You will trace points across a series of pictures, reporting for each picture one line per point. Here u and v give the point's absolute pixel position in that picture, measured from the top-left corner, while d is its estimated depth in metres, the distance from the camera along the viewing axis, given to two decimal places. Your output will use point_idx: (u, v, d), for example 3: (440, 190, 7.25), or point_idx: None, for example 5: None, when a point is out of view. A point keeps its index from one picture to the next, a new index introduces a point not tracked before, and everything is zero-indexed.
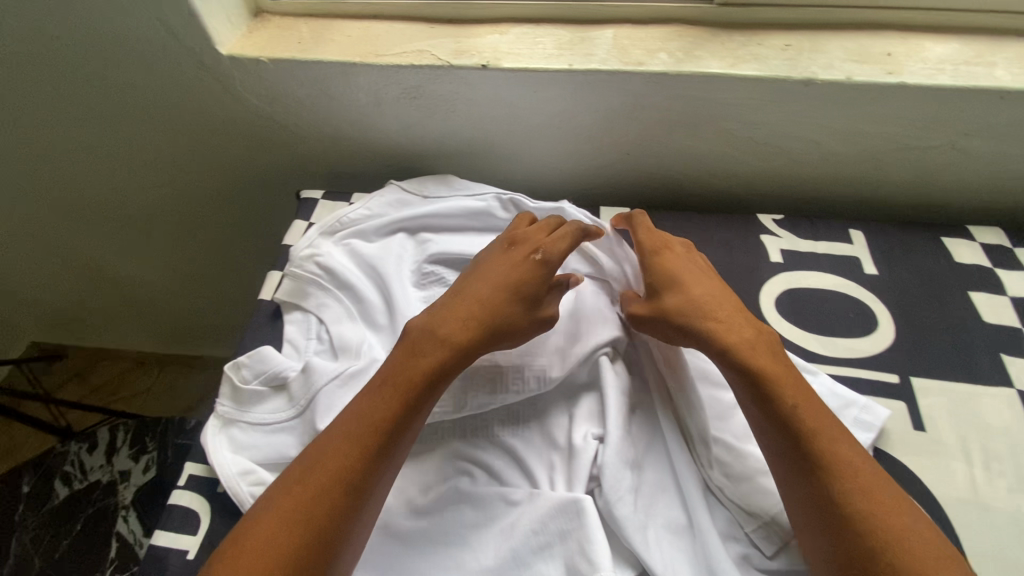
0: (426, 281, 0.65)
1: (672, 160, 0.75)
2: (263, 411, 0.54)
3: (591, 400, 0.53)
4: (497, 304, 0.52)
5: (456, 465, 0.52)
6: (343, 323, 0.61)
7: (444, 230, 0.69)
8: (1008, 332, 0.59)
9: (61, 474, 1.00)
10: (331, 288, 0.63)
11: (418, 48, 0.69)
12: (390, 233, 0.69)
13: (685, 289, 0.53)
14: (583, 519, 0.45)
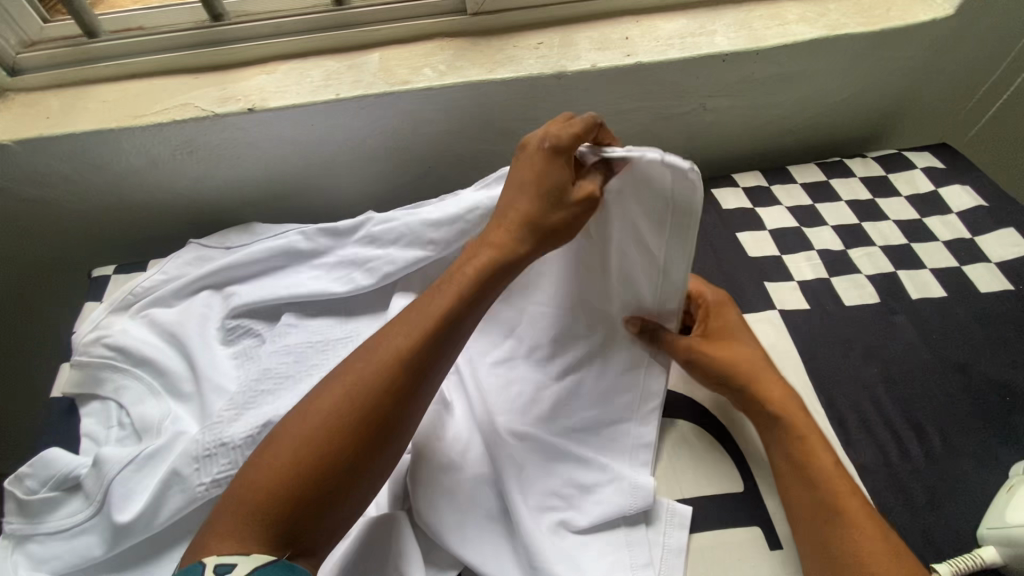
0: (234, 336, 0.63)
1: (473, 165, 0.78)
2: (59, 517, 0.51)
3: None
4: (534, 208, 0.46)
5: None
6: (144, 401, 0.58)
7: (251, 278, 0.67)
8: (769, 261, 0.68)
9: None
10: (128, 367, 0.60)
11: (180, 102, 0.66)
12: (192, 293, 0.66)
13: (724, 346, 0.56)
14: (398, 536, 0.47)
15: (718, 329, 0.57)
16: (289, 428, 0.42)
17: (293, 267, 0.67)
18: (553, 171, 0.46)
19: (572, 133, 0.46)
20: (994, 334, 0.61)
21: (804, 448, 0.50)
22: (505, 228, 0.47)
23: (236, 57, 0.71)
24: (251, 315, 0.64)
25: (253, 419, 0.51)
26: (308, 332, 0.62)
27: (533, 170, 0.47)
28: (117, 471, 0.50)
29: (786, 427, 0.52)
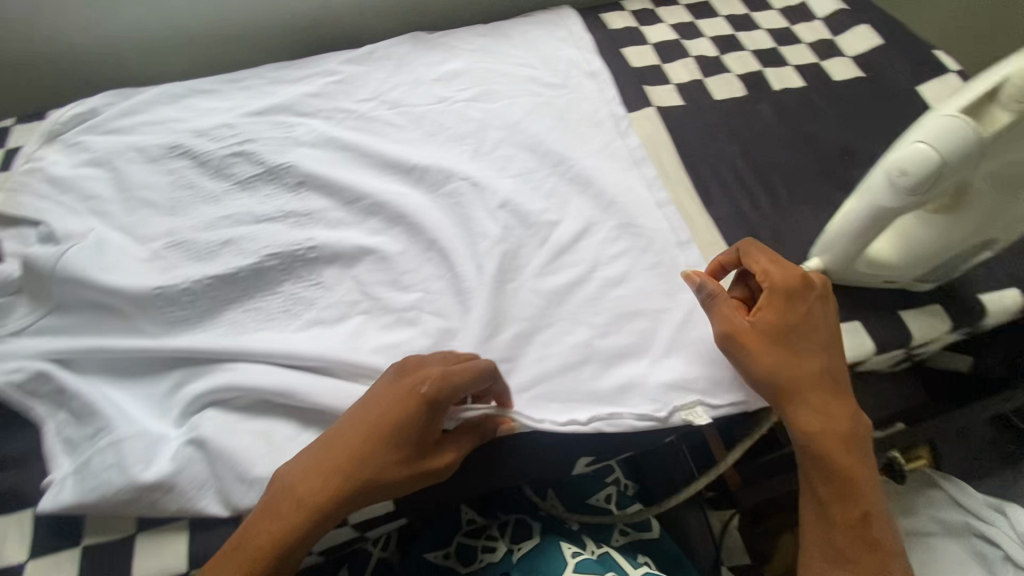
0: (173, 155, 0.65)
1: (367, 5, 0.79)
2: (17, 317, 0.54)
3: (333, 209, 0.62)
4: (352, 480, 0.43)
5: (230, 267, 0.56)
6: (69, 219, 0.60)
7: (176, 110, 0.69)
8: (651, 68, 0.73)
9: None
10: (50, 195, 0.62)
11: None
12: (118, 122, 0.68)
13: (816, 328, 0.49)
14: (322, 271, 0.58)
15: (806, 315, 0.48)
16: None
17: (218, 111, 0.69)
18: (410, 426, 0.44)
19: (452, 388, 0.43)
20: (842, 114, 0.68)
21: (831, 471, 0.48)
22: (327, 470, 0.43)
23: None
24: (176, 144, 0.66)
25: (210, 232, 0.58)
26: (251, 158, 0.65)
27: (377, 411, 0.44)
28: (57, 258, 0.53)
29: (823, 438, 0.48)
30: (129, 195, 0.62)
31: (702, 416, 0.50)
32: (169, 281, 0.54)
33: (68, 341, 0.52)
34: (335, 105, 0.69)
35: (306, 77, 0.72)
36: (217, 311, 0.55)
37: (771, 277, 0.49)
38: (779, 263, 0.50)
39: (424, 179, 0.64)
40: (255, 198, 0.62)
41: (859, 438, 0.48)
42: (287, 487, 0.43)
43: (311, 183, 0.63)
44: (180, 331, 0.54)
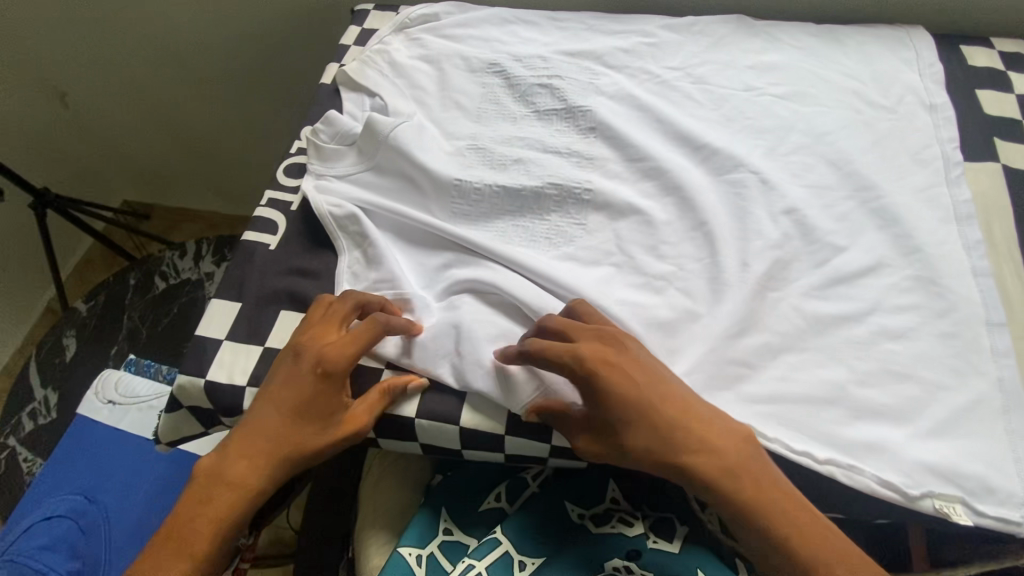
0: (487, 70, 0.71)
1: None
2: (344, 165, 0.64)
3: (614, 162, 0.63)
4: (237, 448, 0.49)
5: (513, 187, 0.60)
6: (398, 100, 0.69)
7: (499, 30, 0.75)
8: (1009, 121, 0.63)
9: (159, 272, 1.09)
10: (386, 75, 0.72)
11: None
12: (451, 28, 0.76)
13: (664, 392, 0.46)
14: (588, 215, 0.60)
15: (628, 387, 0.46)
16: (238, 458, 0.49)
17: (536, 42, 0.73)
18: (250, 411, 0.50)
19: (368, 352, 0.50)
20: None
21: (755, 526, 0.44)
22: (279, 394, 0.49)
23: None
24: (495, 60, 0.72)
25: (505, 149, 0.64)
26: (553, 92, 0.68)
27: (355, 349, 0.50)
28: (390, 130, 0.62)
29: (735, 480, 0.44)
30: (446, 95, 0.70)
31: (964, 517, 0.45)
32: (466, 178, 0.61)
33: (377, 200, 0.61)
34: (642, 65, 0.70)
35: (621, 32, 0.73)
36: (492, 217, 0.60)
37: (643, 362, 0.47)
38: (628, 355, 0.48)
39: (711, 159, 0.62)
40: (547, 129, 0.66)
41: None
42: (216, 470, 0.49)
43: (601, 131, 0.65)
44: (460, 224, 0.60)
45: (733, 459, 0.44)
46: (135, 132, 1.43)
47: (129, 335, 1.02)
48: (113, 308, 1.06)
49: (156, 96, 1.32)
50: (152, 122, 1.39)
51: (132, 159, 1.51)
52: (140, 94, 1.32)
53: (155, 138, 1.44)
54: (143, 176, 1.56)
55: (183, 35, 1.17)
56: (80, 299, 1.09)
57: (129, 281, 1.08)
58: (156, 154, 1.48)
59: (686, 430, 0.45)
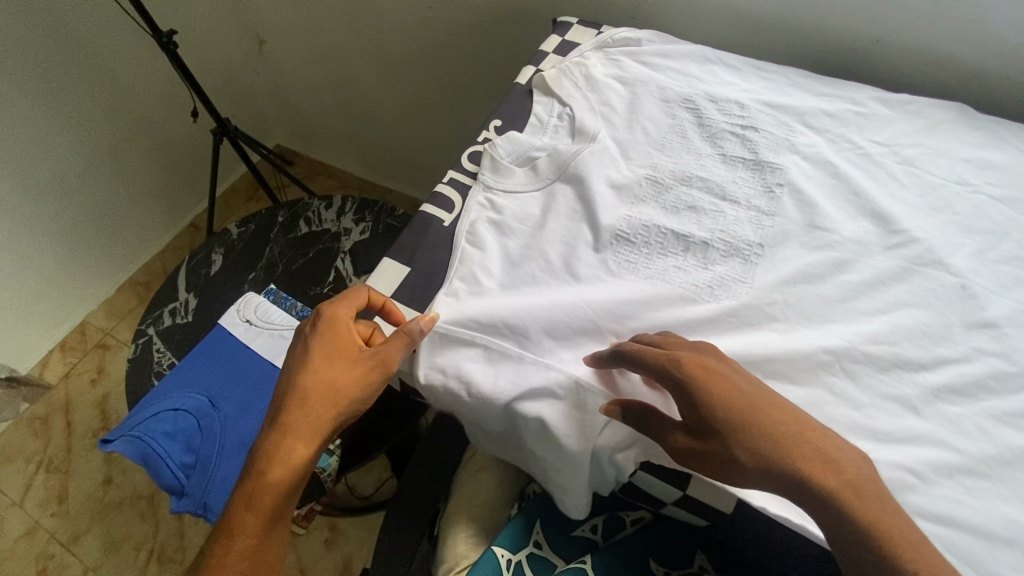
0: (681, 105, 0.71)
1: (919, 55, 0.74)
2: (516, 181, 0.65)
3: (799, 229, 0.59)
4: (264, 477, 0.50)
5: (681, 232, 0.59)
6: (587, 114, 0.70)
7: (698, 66, 0.75)
8: None
9: (304, 218, 1.18)
10: (580, 87, 0.74)
11: None
12: (649, 57, 0.77)
13: (764, 411, 0.44)
14: (755, 277, 0.56)
15: (732, 395, 0.44)
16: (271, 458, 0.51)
17: (735, 87, 0.72)
18: (265, 444, 0.51)
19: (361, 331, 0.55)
20: None
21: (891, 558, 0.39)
22: (305, 387, 0.52)
23: None
24: (690, 97, 0.71)
25: (679, 196, 0.63)
26: (745, 145, 0.66)
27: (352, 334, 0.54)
28: (575, 154, 0.65)
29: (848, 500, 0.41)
30: (632, 118, 0.70)
31: None
32: (635, 215, 0.61)
33: (540, 215, 0.62)
34: (844, 132, 0.67)
35: (826, 95, 0.71)
36: (654, 253, 0.59)
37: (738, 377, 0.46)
38: (722, 370, 0.46)
39: (913, 245, 0.57)
40: (730, 175, 0.64)
41: None
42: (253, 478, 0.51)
43: (789, 191, 0.62)
44: (619, 254, 0.59)
45: (842, 472, 0.42)
46: (315, 97, 1.60)
47: (267, 267, 1.11)
48: (259, 238, 1.16)
49: (342, 71, 1.46)
50: (330, 91, 1.54)
51: (306, 118, 1.70)
52: (328, 65, 1.47)
53: (329, 106, 1.60)
54: (310, 132, 1.75)
55: (382, 27, 1.28)
56: (232, 223, 1.20)
57: (278, 219, 1.18)
58: (325, 116, 1.65)
59: (797, 443, 0.43)
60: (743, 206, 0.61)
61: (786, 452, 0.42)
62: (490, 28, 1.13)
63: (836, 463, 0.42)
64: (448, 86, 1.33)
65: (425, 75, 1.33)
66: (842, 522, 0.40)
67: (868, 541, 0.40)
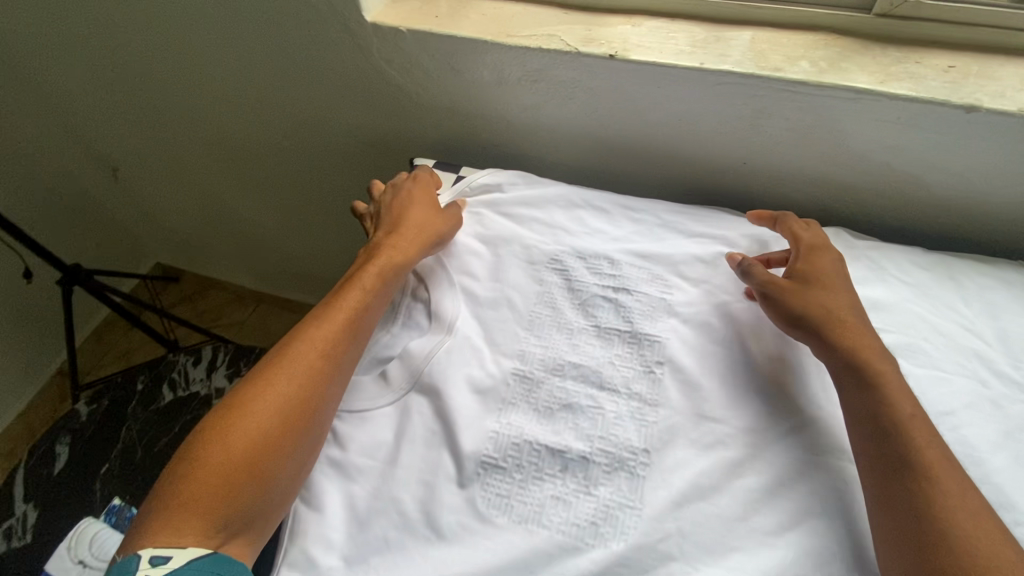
0: (549, 266, 0.64)
1: (788, 176, 0.71)
2: (362, 398, 0.56)
3: (686, 427, 0.52)
4: (240, 425, 0.48)
5: (556, 445, 0.51)
6: (444, 292, 0.62)
7: (566, 212, 0.69)
8: None
9: (168, 380, 1.04)
10: (437, 253, 0.66)
11: (548, 33, 0.69)
12: (513, 205, 0.70)
13: (847, 303, 0.54)
14: (641, 498, 0.49)
15: (828, 275, 0.56)
16: (288, 354, 0.52)
17: (604, 236, 0.66)
18: (273, 358, 0.52)
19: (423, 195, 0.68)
20: None
21: (897, 426, 0.46)
22: (343, 289, 0.59)
23: (607, 4, 0.71)
24: (558, 255, 0.65)
25: (555, 393, 0.55)
26: (619, 313, 0.60)
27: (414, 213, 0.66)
28: (429, 360, 0.56)
29: (900, 422, 0.46)
30: (496, 288, 0.63)
31: None
32: (504, 430, 0.52)
33: (393, 440, 0.53)
34: (723, 280, 0.62)
35: (700, 235, 0.66)
36: (528, 479, 0.50)
37: (829, 274, 0.57)
38: (834, 264, 0.57)
39: (803, 425, 0.52)
40: (606, 354, 0.57)
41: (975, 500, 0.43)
42: (238, 407, 0.49)
43: (670, 371, 0.56)
44: (488, 487, 0.49)
45: (901, 395, 0.48)
46: (186, 219, 1.45)
47: (123, 452, 0.95)
48: (113, 416, 0.99)
49: (209, 195, 1.32)
50: (201, 212, 1.40)
51: (183, 238, 1.54)
52: (192, 190, 1.33)
53: (204, 227, 1.45)
54: (191, 251, 1.58)
55: (238, 156, 1.15)
56: (81, 399, 1.02)
57: (136, 386, 1.03)
58: (203, 236, 1.49)
59: (861, 335, 0.52)
60: (623, 399, 0.54)
61: (846, 322, 0.53)
62: (350, 157, 1.02)
63: (882, 357, 0.50)
64: (324, 209, 1.22)
65: (298, 198, 1.22)
66: (867, 397, 0.48)
67: (897, 412, 0.47)
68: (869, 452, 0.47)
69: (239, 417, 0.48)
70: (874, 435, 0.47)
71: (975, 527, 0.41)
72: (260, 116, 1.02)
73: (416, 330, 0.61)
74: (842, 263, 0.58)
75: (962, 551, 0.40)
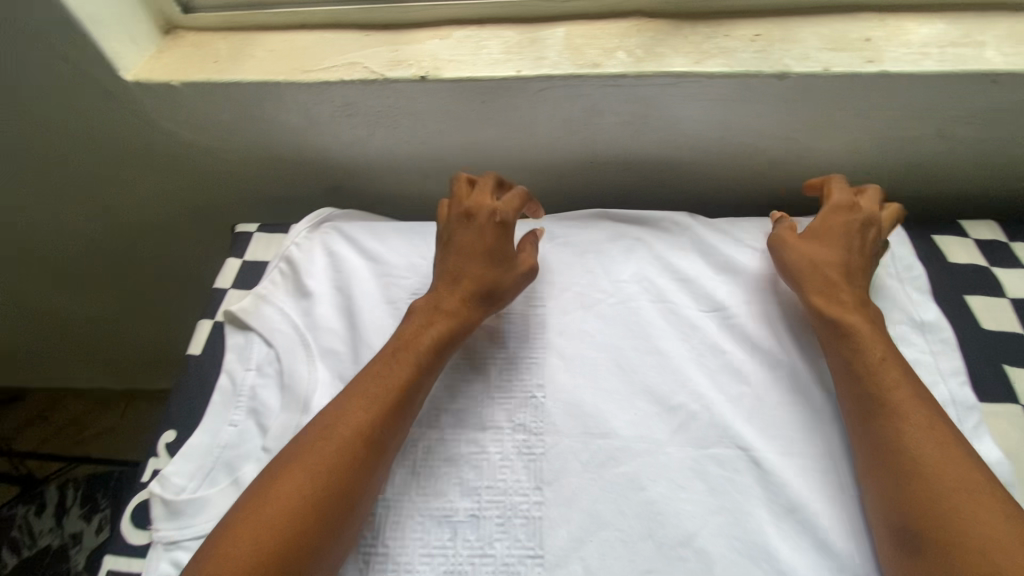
0: (413, 302, 0.58)
1: (637, 165, 0.69)
2: (208, 518, 0.47)
3: (575, 451, 0.49)
4: (271, 508, 0.42)
5: (442, 508, 0.47)
6: (297, 357, 0.55)
7: (420, 240, 0.63)
8: (1011, 338, 0.56)
9: (9, 542, 0.87)
10: (288, 310, 0.58)
11: (350, 61, 0.61)
12: (360, 242, 0.63)
13: (840, 273, 0.55)
14: (539, 543, 0.45)
15: (859, 242, 0.56)
16: (332, 423, 0.46)
17: None
18: (315, 426, 0.47)
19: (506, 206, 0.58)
20: None
21: (902, 396, 0.47)
22: (419, 338, 0.52)
23: (410, 18, 0.64)
24: (420, 289, 0.59)
25: (434, 446, 0.50)
26: (490, 338, 0.56)
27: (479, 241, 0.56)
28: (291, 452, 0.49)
29: (882, 382, 0.48)
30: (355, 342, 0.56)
31: None
32: (382, 506, 0.47)
33: None
34: (589, 284, 0.60)
35: (559, 248, 0.64)
36: (414, 560, 0.45)
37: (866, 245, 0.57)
38: (885, 229, 0.58)
39: (687, 418, 0.51)
40: (482, 389, 0.53)
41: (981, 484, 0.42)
42: (274, 479, 0.43)
43: (550, 392, 0.53)
44: None
45: (883, 356, 0.49)
46: None
47: None
48: None
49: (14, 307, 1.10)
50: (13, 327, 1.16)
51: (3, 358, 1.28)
52: None
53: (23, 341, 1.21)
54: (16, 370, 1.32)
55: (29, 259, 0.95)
56: None
57: None
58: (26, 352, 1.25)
59: (850, 307, 0.53)
60: (507, 437, 0.50)
61: (847, 292, 0.54)
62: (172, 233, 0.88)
63: (876, 330, 0.51)
64: (162, 292, 1.05)
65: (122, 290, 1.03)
66: (870, 376, 0.48)
67: (884, 389, 0.47)
68: (854, 418, 0.48)
69: (271, 494, 0.42)
70: (857, 397, 0.48)
71: (962, 488, 0.41)
72: (34, 212, 0.83)
73: (265, 417, 0.52)
74: (875, 224, 0.58)
75: (942, 511, 0.41)
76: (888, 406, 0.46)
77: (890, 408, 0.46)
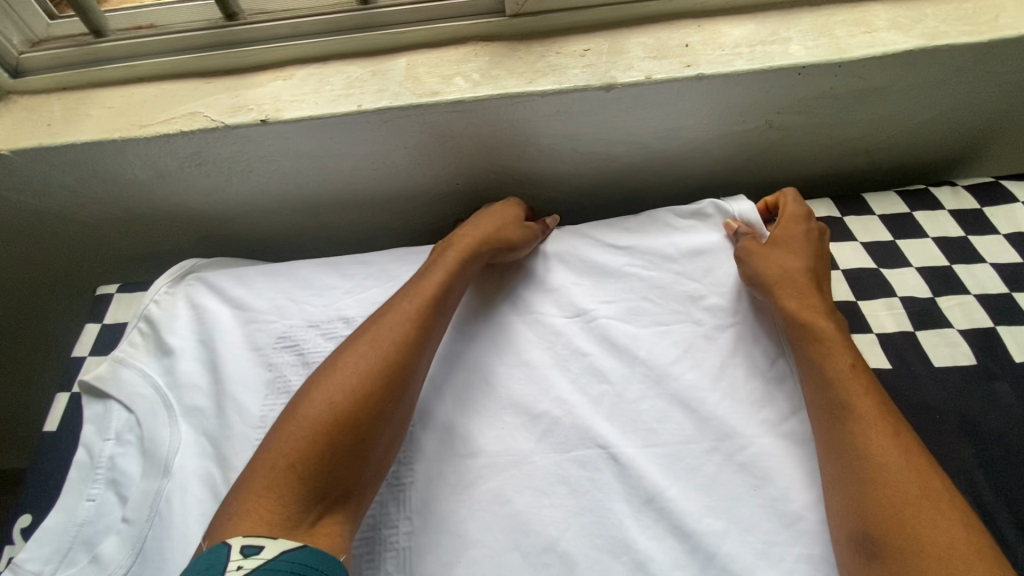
0: (279, 347, 0.58)
1: (502, 181, 0.71)
2: None
3: (444, 476, 0.50)
4: (295, 442, 0.45)
5: None
6: (159, 418, 0.54)
7: (287, 282, 0.63)
8: (844, 307, 0.61)
9: None
10: (149, 370, 0.57)
11: (190, 110, 0.60)
12: (224, 293, 0.62)
13: (805, 272, 0.58)
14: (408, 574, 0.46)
15: (813, 249, 0.60)
16: (342, 365, 0.49)
17: (336, 292, 0.62)
18: (325, 371, 0.50)
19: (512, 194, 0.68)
20: None
21: (863, 401, 0.49)
22: (413, 296, 0.55)
23: (251, 61, 0.64)
24: (287, 333, 0.59)
25: None
26: None
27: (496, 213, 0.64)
28: (148, 524, 0.48)
29: (848, 392, 0.49)
30: (219, 396, 0.55)
31: None
32: None
33: None
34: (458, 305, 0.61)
35: None
36: None
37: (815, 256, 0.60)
38: (817, 241, 0.61)
39: (550, 426, 0.52)
40: None
41: (945, 495, 0.44)
42: (295, 417, 0.46)
43: (419, 420, 0.53)
44: None
45: (853, 365, 0.51)
46: None
47: None
48: None
49: None
50: None
51: None
52: None
53: None
54: None
55: None
56: None
57: None
58: None
59: (814, 315, 0.55)
60: None
61: (803, 290, 0.57)
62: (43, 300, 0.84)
63: (838, 337, 0.53)
64: None
65: None
66: (836, 384, 0.50)
67: (847, 396, 0.49)
68: (820, 420, 0.50)
69: (290, 430, 0.46)
70: (826, 402, 0.50)
71: (909, 501, 0.43)
72: None
73: (126, 486, 0.51)
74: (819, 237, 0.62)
75: (897, 521, 0.43)
76: (851, 408, 0.48)
77: (857, 414, 0.48)
